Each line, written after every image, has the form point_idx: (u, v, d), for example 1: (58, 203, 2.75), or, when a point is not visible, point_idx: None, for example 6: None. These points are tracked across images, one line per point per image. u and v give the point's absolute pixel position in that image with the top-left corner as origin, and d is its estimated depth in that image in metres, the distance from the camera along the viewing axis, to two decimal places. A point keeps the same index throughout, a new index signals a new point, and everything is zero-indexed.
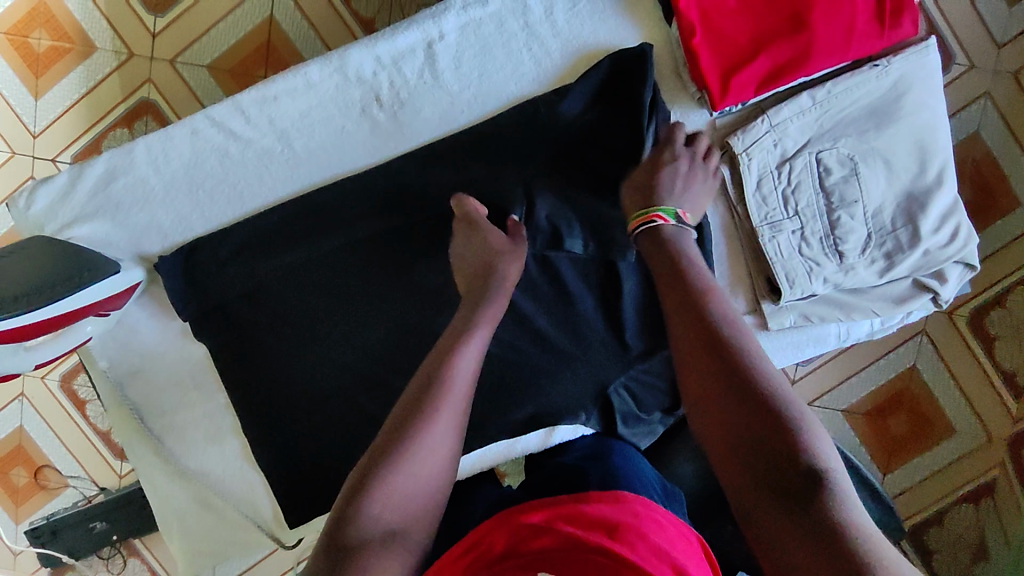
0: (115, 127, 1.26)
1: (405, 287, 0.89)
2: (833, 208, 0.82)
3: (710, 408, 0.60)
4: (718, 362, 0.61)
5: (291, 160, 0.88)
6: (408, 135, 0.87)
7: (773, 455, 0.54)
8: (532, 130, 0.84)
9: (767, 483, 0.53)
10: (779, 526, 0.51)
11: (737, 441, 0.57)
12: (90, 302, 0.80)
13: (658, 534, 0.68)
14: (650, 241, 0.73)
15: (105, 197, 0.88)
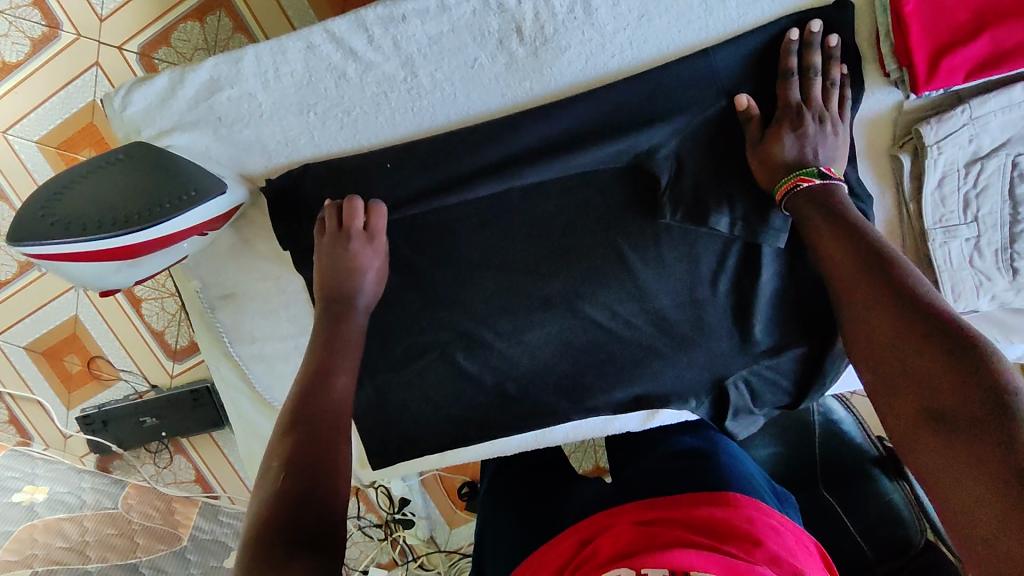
0: (187, 19, 1.12)
1: (520, 244, 0.83)
2: (1019, 218, 0.72)
3: (873, 345, 0.53)
4: (881, 291, 0.54)
5: (412, 90, 0.79)
6: (545, 78, 0.78)
7: (950, 394, 0.45)
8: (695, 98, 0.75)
9: (934, 413, 0.46)
10: (942, 462, 0.44)
11: (912, 389, 0.48)
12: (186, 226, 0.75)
13: (777, 541, 0.64)
14: (808, 195, 0.66)
15: (207, 108, 0.81)
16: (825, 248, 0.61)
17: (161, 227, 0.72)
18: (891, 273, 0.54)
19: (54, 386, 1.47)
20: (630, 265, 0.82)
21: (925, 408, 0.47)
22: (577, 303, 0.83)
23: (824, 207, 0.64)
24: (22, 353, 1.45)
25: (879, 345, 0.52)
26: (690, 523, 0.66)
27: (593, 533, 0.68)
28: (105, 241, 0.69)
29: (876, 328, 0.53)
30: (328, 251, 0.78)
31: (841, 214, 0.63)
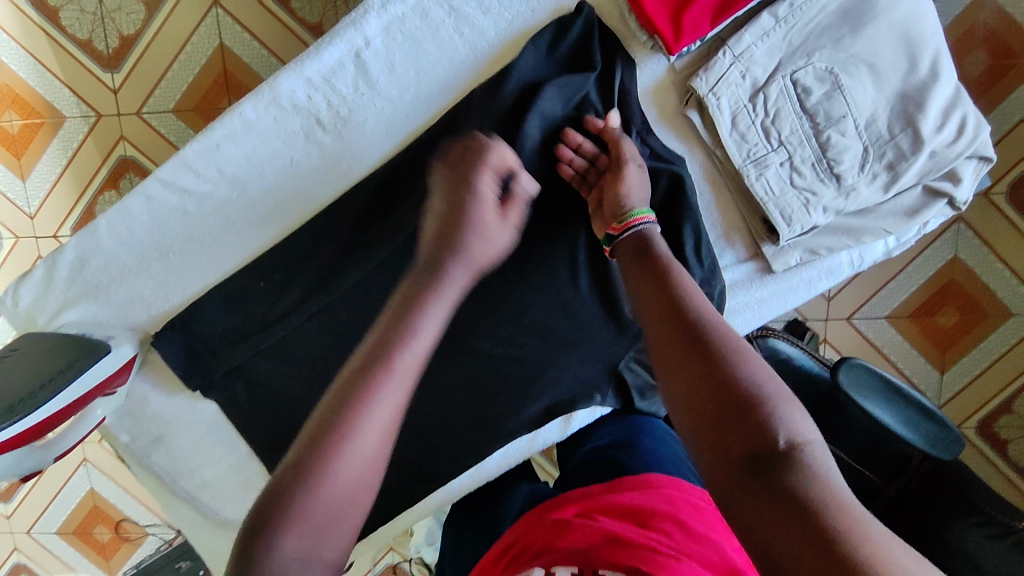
0: (103, 191, 1.23)
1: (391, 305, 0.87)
2: (821, 128, 0.75)
3: (696, 403, 0.52)
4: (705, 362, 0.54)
5: (249, 205, 0.85)
6: (360, 152, 0.83)
7: (771, 455, 0.47)
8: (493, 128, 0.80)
9: (752, 462, 0.47)
10: (757, 502, 0.45)
11: (728, 438, 0.49)
12: (81, 393, 0.80)
13: (694, 517, 0.68)
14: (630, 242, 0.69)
15: (83, 281, 0.88)
16: (641, 291, 0.62)
17: (58, 398, 0.78)
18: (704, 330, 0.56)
19: (92, 559, 1.55)
20: (497, 290, 0.85)
21: (736, 448, 0.48)
22: (463, 340, 0.86)
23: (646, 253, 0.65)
24: (55, 539, 1.54)
25: (698, 406, 0.52)
26: (606, 512, 0.69)
27: (517, 533, 0.71)
28: (7, 431, 0.75)
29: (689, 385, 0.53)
30: (393, 315, 0.56)
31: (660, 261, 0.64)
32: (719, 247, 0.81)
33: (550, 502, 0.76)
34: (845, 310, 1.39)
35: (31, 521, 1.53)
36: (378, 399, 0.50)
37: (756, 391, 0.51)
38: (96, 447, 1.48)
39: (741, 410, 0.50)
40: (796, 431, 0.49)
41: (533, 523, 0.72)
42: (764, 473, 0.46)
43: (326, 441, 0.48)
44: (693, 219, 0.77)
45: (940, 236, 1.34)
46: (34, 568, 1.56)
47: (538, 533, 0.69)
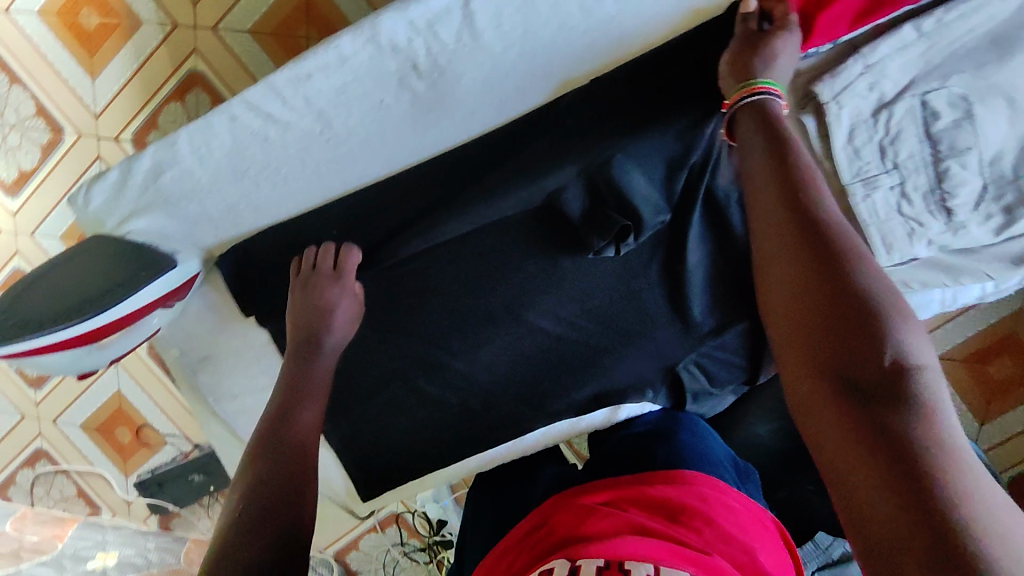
0: (169, 102, 1.19)
1: (459, 265, 0.85)
2: (941, 158, 0.70)
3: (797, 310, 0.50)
4: (815, 265, 0.50)
5: (331, 141, 0.83)
6: (455, 104, 0.80)
7: (866, 371, 0.44)
8: (601, 105, 0.77)
9: (849, 383, 0.45)
10: (837, 421, 0.44)
11: (829, 352, 0.47)
12: (149, 301, 0.81)
13: (730, 517, 0.66)
14: (749, 117, 0.61)
15: (156, 190, 0.86)
16: (756, 177, 0.58)
17: (119, 307, 0.78)
18: (822, 227, 0.51)
19: (110, 456, 1.61)
20: (566, 269, 0.82)
21: (830, 356, 0.47)
22: (523, 311, 0.85)
23: (766, 135, 0.59)
24: (79, 432, 1.59)
25: (797, 312, 0.50)
26: (637, 504, 0.68)
27: (545, 514, 0.71)
28: (80, 326, 0.76)
29: (796, 297, 0.50)
30: (283, 402, 0.74)
31: (782, 140, 0.58)
32: None
33: (574, 487, 0.75)
34: None
35: (58, 411, 1.57)
36: (256, 478, 0.64)
37: (871, 306, 0.46)
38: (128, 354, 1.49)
39: (848, 327, 0.46)
40: (910, 353, 0.44)
41: (561, 506, 0.71)
42: (860, 394, 0.44)
43: (246, 504, 0.62)
44: None
45: None
46: (54, 454, 1.62)
47: (568, 517, 0.67)
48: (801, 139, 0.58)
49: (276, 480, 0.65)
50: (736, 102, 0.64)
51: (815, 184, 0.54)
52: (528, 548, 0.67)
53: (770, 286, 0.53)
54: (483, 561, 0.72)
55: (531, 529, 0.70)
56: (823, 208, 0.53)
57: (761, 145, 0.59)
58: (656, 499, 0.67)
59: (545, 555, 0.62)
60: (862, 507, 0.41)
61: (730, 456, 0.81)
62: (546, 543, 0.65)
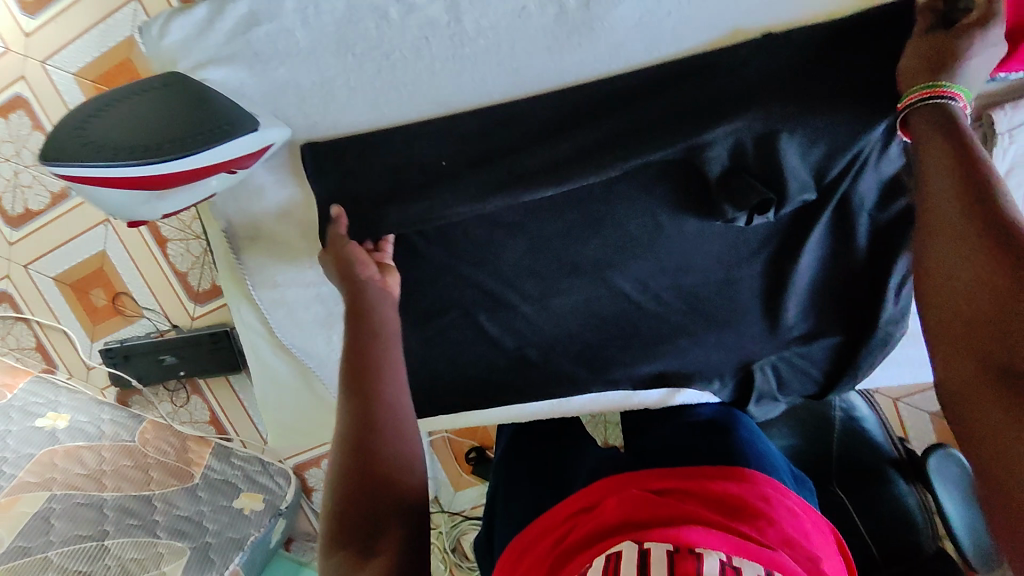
0: None
1: (556, 209, 0.79)
2: None
3: (956, 320, 0.47)
4: (997, 262, 0.45)
5: (456, 37, 0.75)
6: (603, 33, 0.73)
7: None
8: (753, 75, 0.70)
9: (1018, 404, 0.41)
10: (1006, 431, 0.41)
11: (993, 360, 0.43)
12: (222, 158, 0.73)
13: (794, 520, 0.61)
14: (922, 114, 0.57)
15: (245, 42, 0.77)
16: (928, 178, 0.53)
17: (194, 158, 0.71)
18: (1005, 221, 0.46)
19: (79, 319, 1.45)
20: (669, 238, 0.78)
21: (996, 364, 0.43)
22: (611, 272, 0.81)
23: (939, 136, 0.54)
24: (50, 284, 1.42)
25: (962, 320, 0.46)
26: (695, 496, 0.62)
27: (596, 495, 0.65)
28: (143, 168, 0.69)
29: (960, 303, 0.47)
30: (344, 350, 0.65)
31: (958, 134, 0.53)
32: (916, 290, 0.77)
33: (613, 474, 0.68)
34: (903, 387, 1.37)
35: (34, 257, 1.39)
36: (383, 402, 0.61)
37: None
38: None
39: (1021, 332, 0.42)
40: None
41: (614, 488, 0.66)
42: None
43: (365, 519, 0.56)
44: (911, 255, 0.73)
45: None
46: (20, 304, 1.44)
47: (618, 500, 0.62)
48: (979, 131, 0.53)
49: (378, 446, 0.59)
50: (907, 104, 0.59)
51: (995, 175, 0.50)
52: (580, 529, 0.61)
53: (931, 287, 0.50)
54: (519, 538, 0.67)
55: (577, 511, 0.65)
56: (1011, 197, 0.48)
57: (940, 138, 0.54)
58: (715, 493, 0.62)
59: (604, 541, 0.57)
60: None
61: (783, 458, 0.76)
62: (598, 525, 0.60)
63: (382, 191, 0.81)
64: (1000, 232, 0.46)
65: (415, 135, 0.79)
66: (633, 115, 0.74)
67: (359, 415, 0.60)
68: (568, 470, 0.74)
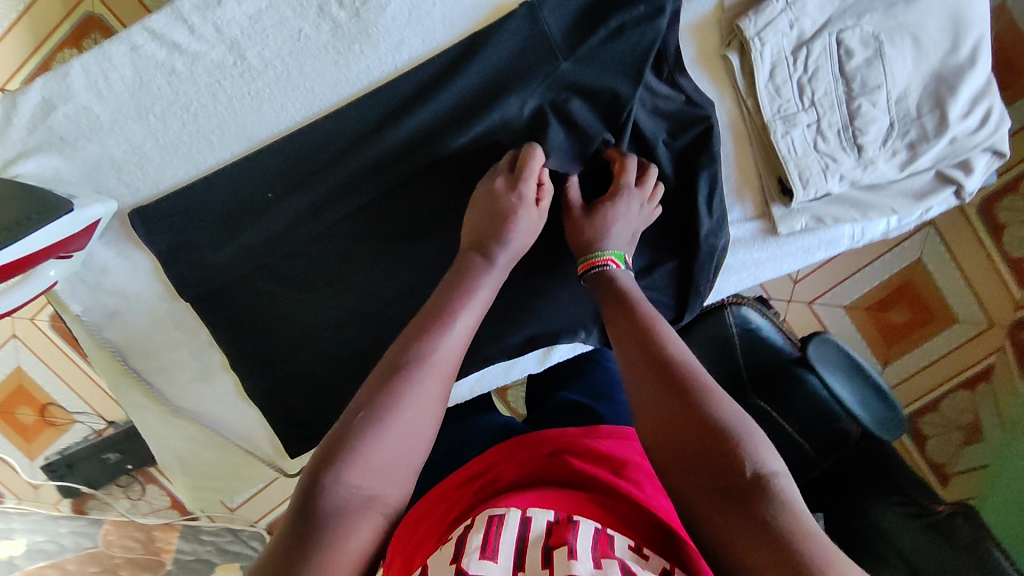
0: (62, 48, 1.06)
1: (394, 214, 0.84)
2: (854, 95, 0.74)
3: (658, 438, 0.55)
4: (682, 406, 0.55)
5: (245, 74, 0.77)
6: (382, 36, 0.77)
7: (730, 474, 0.50)
8: (520, 44, 0.75)
9: (725, 491, 0.49)
10: (724, 528, 0.48)
11: (697, 471, 0.51)
12: (38, 249, 0.73)
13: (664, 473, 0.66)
14: (600, 282, 0.70)
15: (47, 129, 0.78)
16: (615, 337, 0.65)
17: (13, 250, 0.70)
18: (671, 369, 0.58)
19: (12, 441, 1.43)
20: None
21: (702, 471, 0.51)
22: None
23: (611, 298, 0.68)
24: None
25: (663, 438, 0.55)
26: (582, 456, 0.65)
27: (490, 461, 0.67)
28: None
29: (661, 434, 0.55)
30: (411, 334, 0.60)
31: (624, 299, 0.67)
32: (729, 202, 0.80)
33: (523, 436, 0.70)
34: (809, 294, 1.46)
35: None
36: (424, 381, 0.57)
37: (713, 429, 0.53)
38: (28, 326, 1.34)
39: (712, 449, 0.52)
40: (760, 458, 0.51)
41: (511, 452, 0.67)
42: (742, 507, 0.48)
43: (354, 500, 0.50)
44: (710, 168, 0.77)
45: (909, 238, 1.42)
46: None
47: (517, 465, 0.64)
48: (642, 295, 0.68)
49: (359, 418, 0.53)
50: (585, 275, 0.72)
51: (662, 331, 0.63)
52: (472, 494, 0.62)
53: (635, 406, 0.59)
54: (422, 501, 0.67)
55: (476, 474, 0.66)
56: (671, 346, 0.61)
57: (612, 305, 0.68)
58: (584, 471, 0.62)
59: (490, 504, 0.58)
60: None
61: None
62: (492, 489, 0.62)
63: (215, 236, 0.82)
64: (675, 376, 0.57)
65: (233, 175, 0.80)
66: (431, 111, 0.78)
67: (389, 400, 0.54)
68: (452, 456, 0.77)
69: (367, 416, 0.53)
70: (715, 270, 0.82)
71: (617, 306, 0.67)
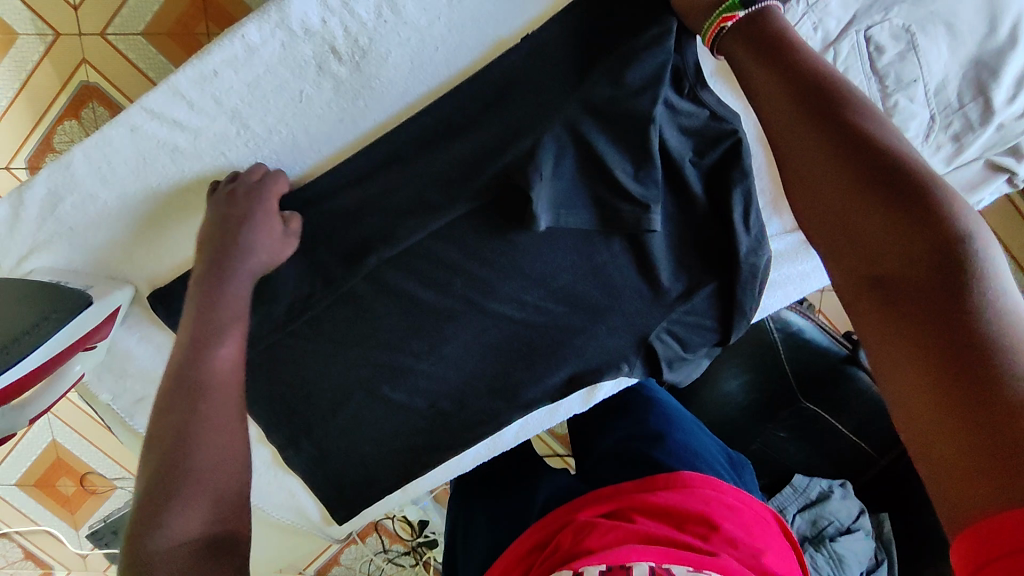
0: (62, 120, 0.99)
1: (416, 266, 0.81)
2: (889, 92, 0.69)
3: (851, 275, 0.44)
4: (883, 212, 0.43)
5: (250, 142, 0.75)
6: (387, 88, 0.74)
7: (960, 337, 0.38)
8: (523, 80, 0.71)
9: (947, 357, 0.39)
10: (934, 399, 0.39)
11: (904, 320, 0.41)
12: (34, 366, 0.69)
13: (732, 518, 0.64)
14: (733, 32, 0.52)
15: (56, 222, 0.76)
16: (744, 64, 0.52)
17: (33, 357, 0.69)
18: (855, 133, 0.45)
19: (55, 512, 1.43)
20: (520, 255, 0.80)
21: (908, 318, 0.41)
22: (486, 305, 0.83)
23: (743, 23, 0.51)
24: (14, 491, 1.38)
25: (852, 261, 0.44)
26: (646, 514, 0.64)
27: (547, 534, 0.66)
28: None
29: (854, 261, 0.44)
30: (171, 382, 0.60)
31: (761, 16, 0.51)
32: (767, 216, 0.80)
33: (580, 499, 0.70)
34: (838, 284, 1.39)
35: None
36: (212, 400, 0.60)
37: (933, 255, 0.41)
38: (62, 402, 1.28)
39: (934, 299, 0.40)
40: (1010, 317, 0.38)
41: (564, 521, 0.67)
42: (965, 377, 0.38)
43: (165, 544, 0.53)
44: (744, 186, 0.74)
45: None
46: None
47: (574, 531, 0.62)
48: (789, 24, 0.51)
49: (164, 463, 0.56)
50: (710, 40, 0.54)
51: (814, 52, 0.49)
52: (543, 563, 0.61)
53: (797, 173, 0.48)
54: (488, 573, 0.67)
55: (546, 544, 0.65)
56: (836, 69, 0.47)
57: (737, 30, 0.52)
58: (648, 526, 0.61)
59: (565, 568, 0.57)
60: (974, 482, 0.36)
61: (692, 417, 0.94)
62: (559, 556, 0.60)
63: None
64: (865, 166, 0.44)
65: None
66: (445, 169, 0.75)
67: (158, 454, 0.57)
68: (516, 510, 0.78)
69: (172, 476, 0.55)
70: (759, 291, 0.81)
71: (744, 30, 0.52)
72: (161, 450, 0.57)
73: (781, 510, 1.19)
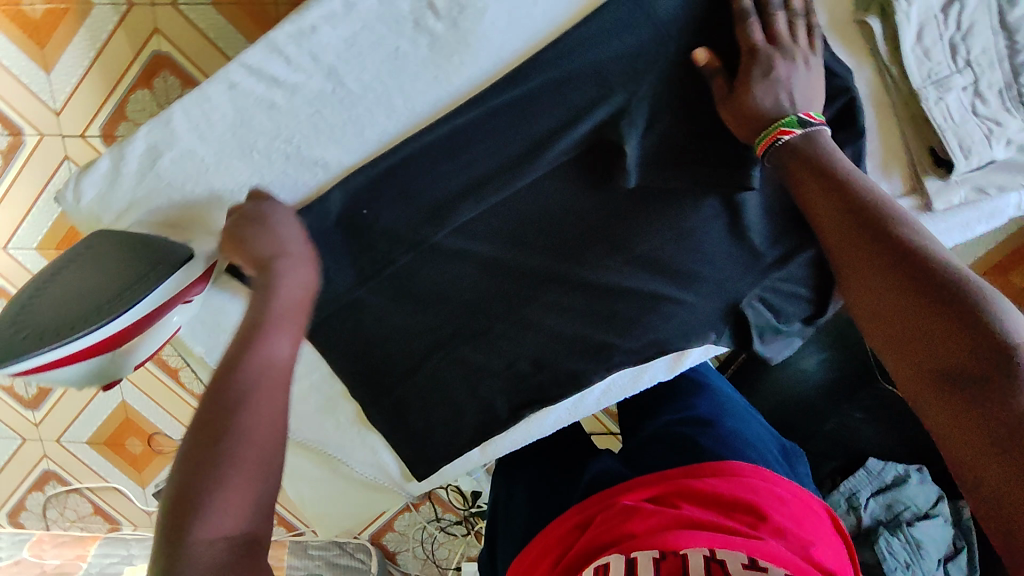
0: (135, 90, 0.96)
1: (507, 224, 0.80)
2: (1018, 48, 0.65)
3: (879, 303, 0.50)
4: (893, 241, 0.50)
5: (344, 101, 0.75)
6: (484, 42, 0.73)
7: (966, 352, 0.44)
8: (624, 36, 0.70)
9: (949, 373, 0.44)
10: (949, 409, 0.44)
11: (920, 338, 0.47)
12: (127, 325, 0.73)
13: (782, 509, 0.60)
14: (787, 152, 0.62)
15: (154, 178, 0.77)
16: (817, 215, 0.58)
17: (135, 309, 0.72)
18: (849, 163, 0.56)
19: (123, 470, 1.43)
20: (611, 216, 0.80)
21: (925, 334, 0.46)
22: (571, 266, 0.82)
23: (804, 171, 0.60)
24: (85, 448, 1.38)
25: (889, 318, 0.49)
26: (692, 499, 0.61)
27: (584, 517, 0.64)
28: (96, 333, 0.70)
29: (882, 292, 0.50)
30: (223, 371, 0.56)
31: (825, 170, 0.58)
32: (874, 182, 0.73)
33: (618, 485, 0.67)
34: None
35: (61, 430, 1.36)
36: (258, 399, 0.55)
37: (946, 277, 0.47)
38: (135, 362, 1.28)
39: (943, 318, 0.46)
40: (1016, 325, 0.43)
41: (601, 507, 0.64)
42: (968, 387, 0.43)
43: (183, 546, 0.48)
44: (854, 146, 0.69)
45: None
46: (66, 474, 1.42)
47: (602, 525, 0.60)
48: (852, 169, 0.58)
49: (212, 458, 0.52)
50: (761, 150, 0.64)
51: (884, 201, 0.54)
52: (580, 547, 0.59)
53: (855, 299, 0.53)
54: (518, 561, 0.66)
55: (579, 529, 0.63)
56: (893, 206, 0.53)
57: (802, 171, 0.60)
58: (696, 513, 0.57)
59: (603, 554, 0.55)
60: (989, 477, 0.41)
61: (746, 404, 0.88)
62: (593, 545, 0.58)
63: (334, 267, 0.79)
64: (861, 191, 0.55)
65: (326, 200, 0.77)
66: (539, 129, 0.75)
67: (197, 447, 0.52)
68: (572, 490, 0.75)
69: (200, 478, 0.51)
70: None
71: (816, 184, 0.58)
72: (194, 434, 0.53)
73: (852, 494, 1.17)
